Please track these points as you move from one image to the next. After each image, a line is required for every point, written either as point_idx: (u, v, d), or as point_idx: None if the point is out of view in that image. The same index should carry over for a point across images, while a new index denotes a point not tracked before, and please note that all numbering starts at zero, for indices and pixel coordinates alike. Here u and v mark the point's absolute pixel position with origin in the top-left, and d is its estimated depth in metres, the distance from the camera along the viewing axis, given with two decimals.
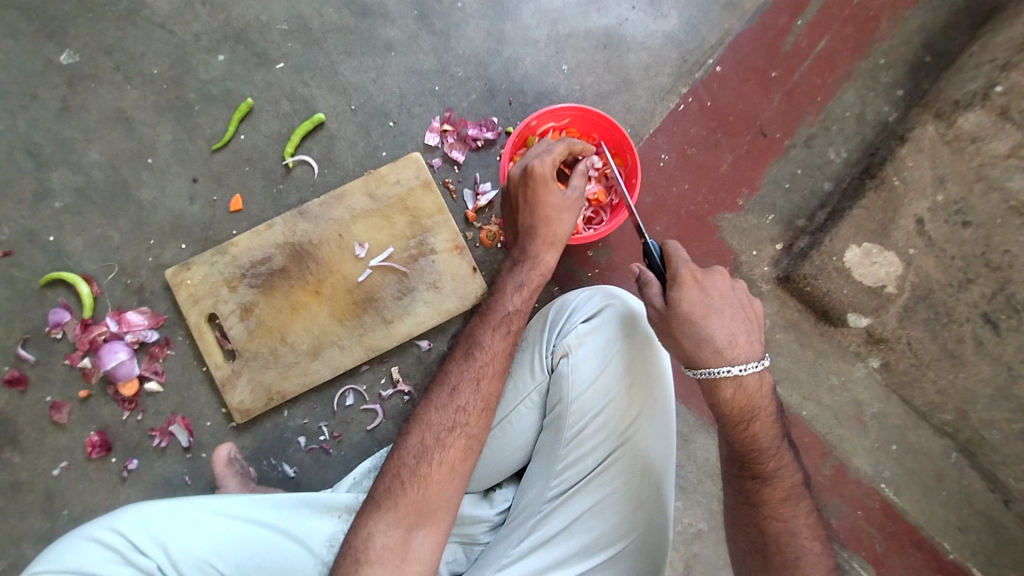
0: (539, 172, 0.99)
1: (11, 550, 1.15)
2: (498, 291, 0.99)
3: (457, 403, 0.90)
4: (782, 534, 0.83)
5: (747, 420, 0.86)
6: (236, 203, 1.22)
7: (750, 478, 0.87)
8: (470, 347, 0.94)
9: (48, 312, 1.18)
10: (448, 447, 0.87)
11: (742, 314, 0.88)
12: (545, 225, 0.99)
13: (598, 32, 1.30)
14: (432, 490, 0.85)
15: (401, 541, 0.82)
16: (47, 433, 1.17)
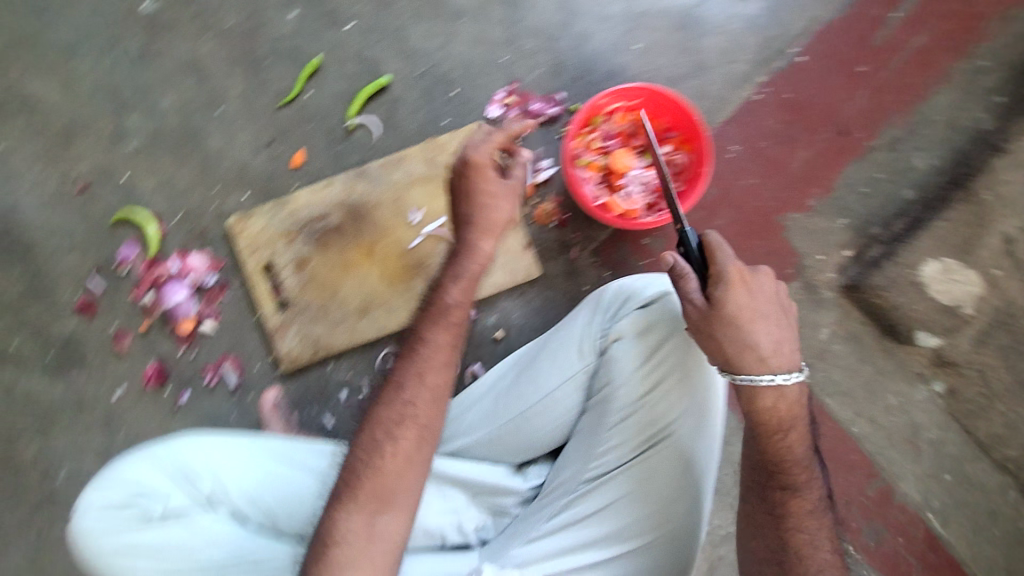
0: (479, 161, 0.94)
1: (72, 462, 1.24)
2: (436, 286, 0.95)
3: (402, 398, 0.88)
4: (803, 548, 0.80)
5: (784, 432, 0.83)
6: (298, 158, 1.23)
7: (777, 489, 0.83)
8: (413, 345, 0.92)
9: (117, 248, 1.23)
10: (397, 440, 0.85)
11: (782, 318, 0.84)
12: (490, 213, 0.94)
13: (680, 10, 1.22)
14: (388, 478, 0.83)
15: (367, 525, 0.81)
16: (111, 359, 1.24)
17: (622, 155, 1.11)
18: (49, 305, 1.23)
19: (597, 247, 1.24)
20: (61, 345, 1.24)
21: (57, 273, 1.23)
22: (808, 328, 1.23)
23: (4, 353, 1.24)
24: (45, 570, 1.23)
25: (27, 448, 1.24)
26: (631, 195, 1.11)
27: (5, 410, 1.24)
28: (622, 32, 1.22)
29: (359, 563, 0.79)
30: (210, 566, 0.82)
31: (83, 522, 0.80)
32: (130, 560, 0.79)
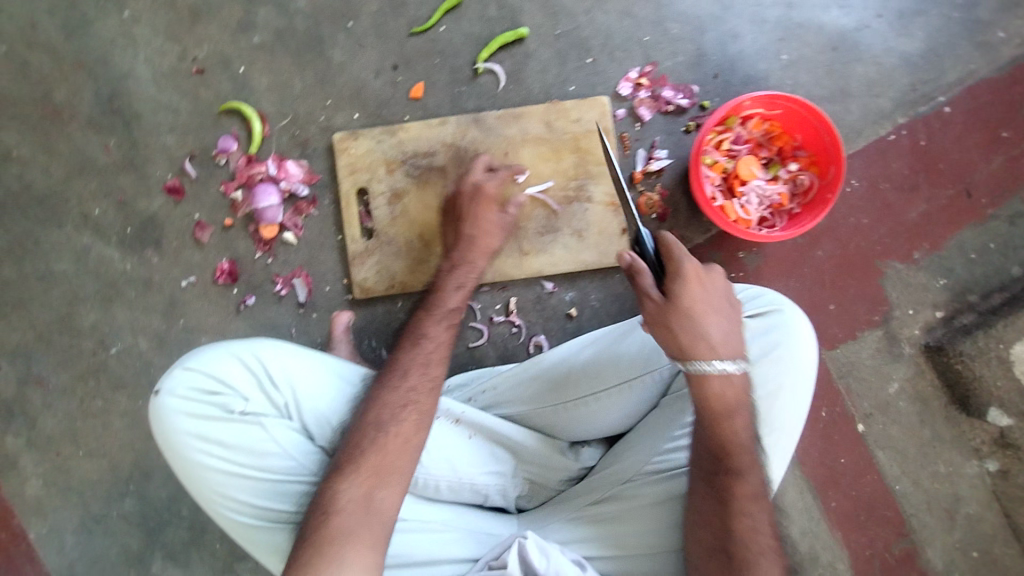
0: (487, 188, 1.11)
1: (128, 338, 1.24)
2: (439, 291, 1.01)
3: (406, 383, 0.88)
4: (748, 532, 0.84)
5: (729, 416, 0.86)
6: (417, 90, 1.21)
7: (722, 475, 0.85)
8: (414, 338, 0.93)
9: (218, 137, 1.22)
10: (400, 421, 0.84)
11: (733, 313, 0.89)
12: (483, 235, 1.08)
13: (833, 31, 1.19)
14: (387, 454, 0.82)
15: (364, 499, 0.79)
16: (187, 247, 1.23)
17: (749, 163, 1.09)
18: (139, 178, 1.23)
19: (690, 249, 1.21)
20: (142, 221, 1.23)
21: (154, 148, 1.22)
22: (878, 379, 1.22)
23: (86, 216, 1.23)
24: (80, 436, 1.24)
25: (85, 315, 1.24)
26: (747, 205, 1.09)
27: (73, 273, 1.23)
28: (771, 40, 1.19)
29: (360, 532, 0.77)
30: (275, 473, 0.84)
31: (170, 398, 0.82)
32: (205, 446, 0.82)
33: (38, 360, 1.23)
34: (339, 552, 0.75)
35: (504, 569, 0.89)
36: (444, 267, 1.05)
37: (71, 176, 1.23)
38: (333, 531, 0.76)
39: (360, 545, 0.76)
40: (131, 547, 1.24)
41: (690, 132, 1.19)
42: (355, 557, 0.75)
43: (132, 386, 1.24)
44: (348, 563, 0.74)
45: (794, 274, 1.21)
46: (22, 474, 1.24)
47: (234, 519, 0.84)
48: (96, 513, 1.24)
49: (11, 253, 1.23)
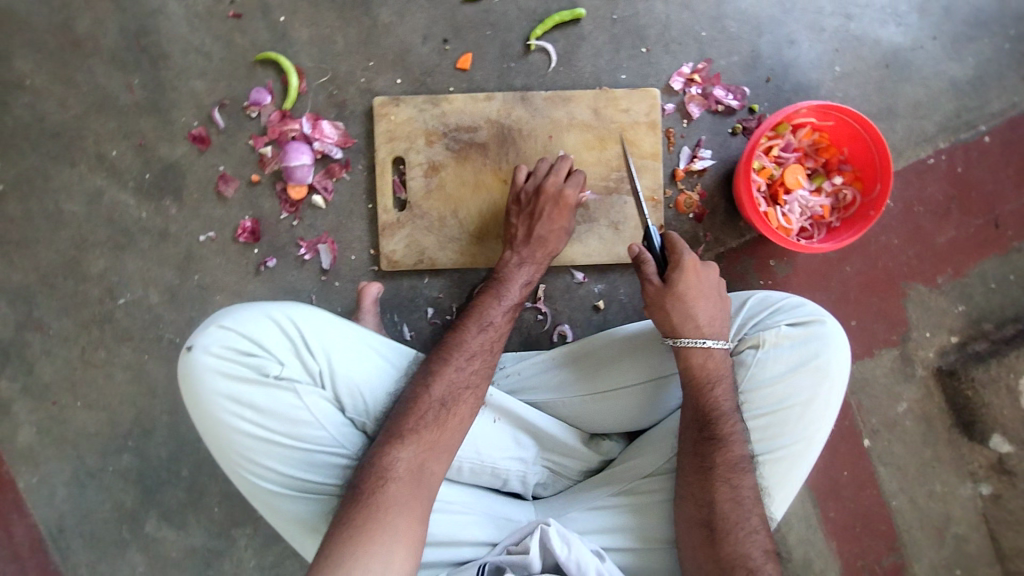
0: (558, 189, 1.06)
1: (137, 288, 1.19)
2: (506, 276, 1.03)
3: (469, 364, 0.90)
4: (730, 501, 0.85)
5: (712, 384, 0.91)
6: (465, 61, 1.17)
7: (706, 443, 0.88)
8: (483, 317, 0.96)
9: (253, 88, 1.17)
10: (461, 400, 0.86)
11: (723, 308, 0.96)
12: (552, 236, 1.06)
13: (886, 48, 1.19)
14: (449, 426, 0.84)
15: (418, 468, 0.80)
16: (208, 200, 1.18)
17: (796, 172, 1.08)
18: (163, 122, 1.17)
19: (723, 252, 1.20)
20: (162, 168, 1.18)
21: (182, 93, 1.17)
22: (889, 397, 1.24)
23: (102, 156, 1.18)
24: (79, 386, 1.19)
25: (94, 260, 1.18)
26: (789, 214, 1.09)
27: (83, 215, 1.18)
28: (826, 51, 1.19)
29: (410, 502, 0.77)
30: (304, 441, 0.83)
31: (206, 356, 0.82)
32: (237, 408, 0.82)
33: (41, 303, 1.18)
34: (390, 520, 0.75)
35: (526, 554, 0.86)
36: (511, 258, 1.05)
37: (88, 111, 1.18)
38: (386, 498, 0.77)
39: (410, 516, 0.76)
40: (124, 505, 1.20)
41: (736, 135, 1.18)
42: (405, 527, 0.75)
43: (137, 339, 1.19)
44: (398, 532, 0.74)
45: (822, 287, 1.22)
46: (15, 420, 1.19)
47: (258, 484, 0.84)
48: (90, 467, 1.19)
49: (19, 187, 1.18)
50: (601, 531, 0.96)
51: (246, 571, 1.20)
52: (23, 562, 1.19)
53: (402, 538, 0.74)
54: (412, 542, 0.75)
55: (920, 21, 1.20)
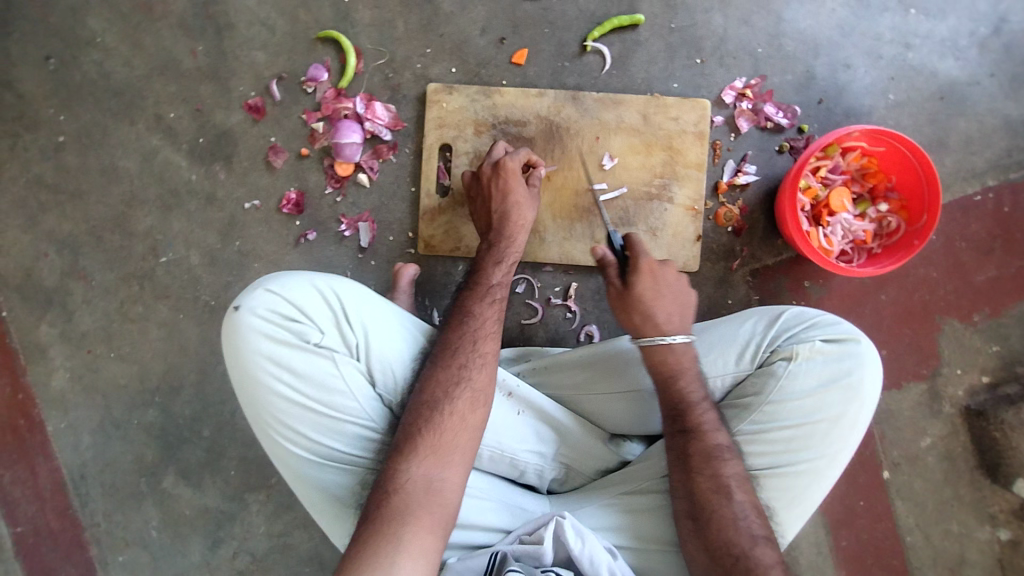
0: (509, 164, 1.06)
1: (179, 248, 1.21)
2: (481, 268, 1.00)
3: (459, 361, 0.87)
4: (708, 490, 0.86)
5: (675, 379, 0.93)
6: (520, 56, 1.19)
7: (678, 434, 0.90)
8: (462, 316, 0.92)
9: (312, 64, 1.20)
10: (455, 400, 0.83)
11: (686, 301, 0.98)
12: (514, 210, 1.03)
13: (942, 80, 1.19)
14: (446, 436, 0.81)
15: (425, 480, 0.78)
16: (257, 169, 1.21)
17: (842, 195, 1.08)
18: (222, 90, 1.21)
19: (759, 268, 1.20)
20: (216, 134, 1.21)
21: (243, 63, 1.21)
22: (913, 431, 1.23)
23: (160, 117, 1.21)
24: (114, 338, 1.22)
25: (142, 217, 1.21)
26: (831, 236, 1.10)
27: (135, 173, 1.21)
28: (881, 78, 1.19)
29: (418, 514, 0.75)
30: (335, 410, 0.85)
31: (252, 317, 0.84)
32: (276, 370, 0.84)
33: (87, 254, 1.22)
34: (399, 534, 0.73)
35: (540, 545, 0.86)
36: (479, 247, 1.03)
37: (151, 73, 1.21)
38: (397, 509, 0.75)
39: (421, 528, 0.74)
40: (145, 458, 1.22)
41: (782, 153, 1.18)
42: (413, 538, 0.73)
43: (175, 298, 1.21)
44: (405, 547, 0.72)
45: (855, 312, 1.21)
46: (50, 364, 1.22)
47: (285, 448, 0.85)
48: (116, 418, 1.22)
49: (79, 139, 1.22)
50: (615, 529, 0.95)
51: (255, 536, 1.21)
52: (44, 504, 1.22)
53: (408, 553, 0.72)
54: (420, 556, 0.72)
55: (980, 56, 1.19)
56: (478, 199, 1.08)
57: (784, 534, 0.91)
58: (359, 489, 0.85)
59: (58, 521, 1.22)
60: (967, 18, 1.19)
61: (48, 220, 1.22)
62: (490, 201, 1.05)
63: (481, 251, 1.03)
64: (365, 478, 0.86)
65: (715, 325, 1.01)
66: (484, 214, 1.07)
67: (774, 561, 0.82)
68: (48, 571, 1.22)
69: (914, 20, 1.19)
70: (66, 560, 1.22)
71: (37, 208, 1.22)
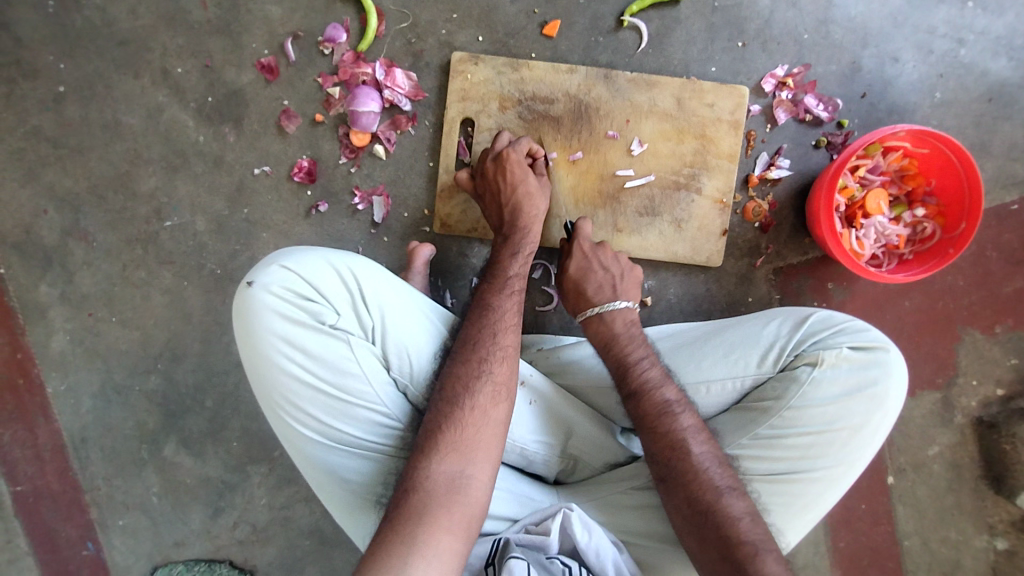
0: (513, 155, 1.02)
1: (186, 212, 1.16)
2: (497, 262, 0.98)
3: (478, 355, 0.85)
4: (668, 447, 0.88)
5: (610, 344, 0.98)
6: (553, 28, 1.12)
7: (628, 397, 0.93)
8: (480, 310, 0.91)
9: (330, 24, 1.13)
10: (475, 396, 0.82)
11: (624, 277, 1.04)
12: (526, 201, 1.00)
13: (993, 81, 1.13)
14: (467, 431, 0.80)
15: (450, 478, 0.76)
16: (268, 133, 1.15)
17: (879, 197, 1.03)
18: (233, 45, 1.14)
19: (783, 267, 1.17)
20: (226, 94, 1.15)
21: (256, 17, 1.14)
22: (922, 438, 1.22)
23: (167, 71, 1.14)
24: (116, 302, 1.18)
25: (146, 177, 1.16)
26: (863, 239, 1.06)
27: (140, 130, 1.15)
28: (930, 74, 1.13)
29: (436, 513, 0.73)
30: (349, 395, 0.82)
31: (266, 295, 0.81)
32: (289, 350, 0.81)
33: (88, 213, 1.17)
34: (415, 534, 0.71)
35: (546, 536, 0.85)
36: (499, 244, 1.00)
37: (158, 23, 1.14)
38: (416, 507, 0.74)
39: (437, 529, 0.72)
40: (146, 426, 1.20)
41: (819, 148, 1.13)
42: (429, 537, 0.71)
43: (179, 264, 1.17)
44: (419, 548, 0.70)
45: (876, 317, 1.18)
46: (50, 325, 1.19)
47: (296, 431, 0.83)
48: (118, 384, 1.19)
49: (80, 91, 1.15)
50: (620, 522, 0.94)
51: (256, 507, 1.21)
52: (44, 465, 1.21)
53: (421, 555, 0.70)
54: (436, 557, 0.70)
55: None
56: (487, 193, 1.04)
57: (789, 540, 0.90)
58: (373, 476, 0.84)
59: (58, 483, 1.21)
60: None
61: (48, 175, 1.16)
62: (498, 195, 1.02)
63: (497, 244, 1.01)
64: (379, 466, 0.84)
65: (735, 324, 0.99)
66: (495, 209, 1.03)
67: (745, 509, 0.84)
68: (48, 532, 1.21)
69: (971, 14, 1.12)
70: (66, 521, 1.21)
71: (36, 160, 1.16)
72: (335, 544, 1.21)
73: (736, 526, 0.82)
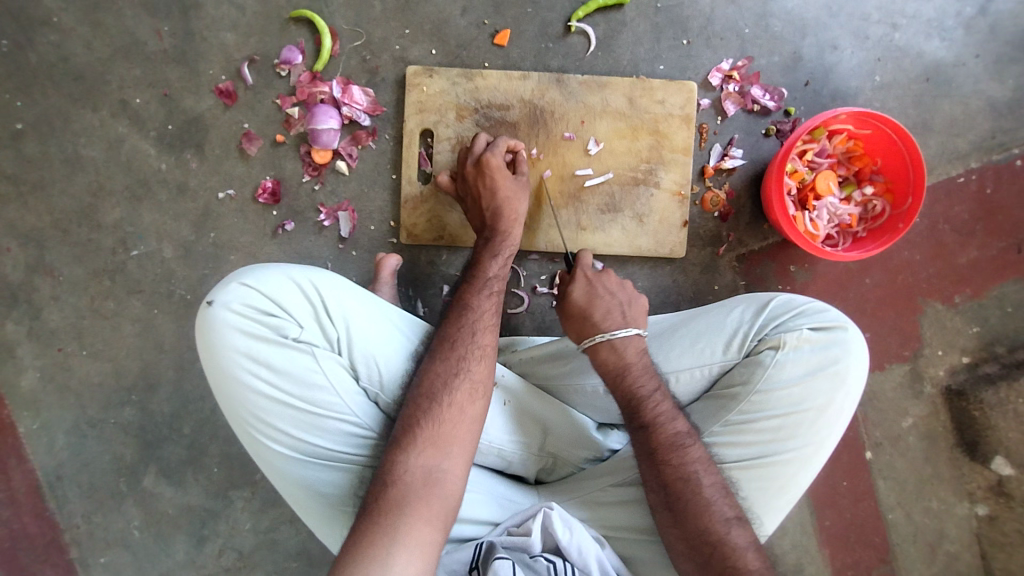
0: (492, 160, 1.04)
1: (152, 240, 1.17)
2: (478, 263, 0.99)
3: (457, 352, 0.86)
4: (678, 480, 0.87)
5: (620, 374, 0.94)
6: (503, 37, 1.16)
7: (638, 428, 0.91)
8: (461, 309, 0.92)
9: (285, 46, 1.15)
10: (454, 391, 0.83)
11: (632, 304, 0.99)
12: (505, 204, 1.02)
13: (928, 62, 1.18)
14: (444, 427, 0.80)
15: (426, 473, 0.77)
16: (230, 156, 1.16)
17: (828, 178, 1.07)
18: (191, 73, 1.16)
19: (745, 254, 1.20)
20: (186, 121, 1.16)
21: (211, 44, 1.16)
22: (895, 412, 1.24)
23: (125, 103, 1.16)
24: (86, 335, 1.17)
25: (110, 209, 1.16)
26: (817, 220, 1.09)
27: (101, 162, 1.16)
28: (869, 59, 1.18)
29: (415, 506, 0.74)
30: (317, 407, 0.82)
31: (227, 313, 0.81)
32: (253, 367, 0.81)
33: (52, 248, 1.16)
34: (395, 527, 0.72)
35: (528, 536, 0.86)
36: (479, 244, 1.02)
37: (114, 56, 1.15)
38: (395, 501, 0.74)
39: (416, 520, 0.73)
40: (123, 458, 1.19)
41: (769, 136, 1.17)
42: (409, 531, 0.72)
43: (148, 292, 1.17)
44: (399, 537, 0.71)
45: (839, 296, 1.21)
46: (19, 363, 1.17)
47: (267, 447, 0.83)
48: (92, 418, 1.18)
49: (39, 127, 1.16)
50: (603, 517, 0.95)
51: (241, 533, 1.19)
52: (20, 507, 1.19)
53: (403, 546, 0.70)
54: (415, 547, 0.71)
55: (965, 36, 1.18)
56: (468, 198, 1.07)
57: (766, 525, 0.92)
58: (348, 485, 0.84)
59: (36, 524, 1.19)
60: None
61: (9, 213, 1.16)
62: (479, 198, 1.04)
63: (478, 247, 1.02)
64: (355, 475, 0.84)
65: (703, 314, 1.01)
66: (477, 211, 1.05)
67: (749, 539, 0.86)
68: (28, 574, 1.19)
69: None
70: (45, 563, 1.19)
71: None
72: (323, 564, 1.20)
73: (743, 558, 0.83)
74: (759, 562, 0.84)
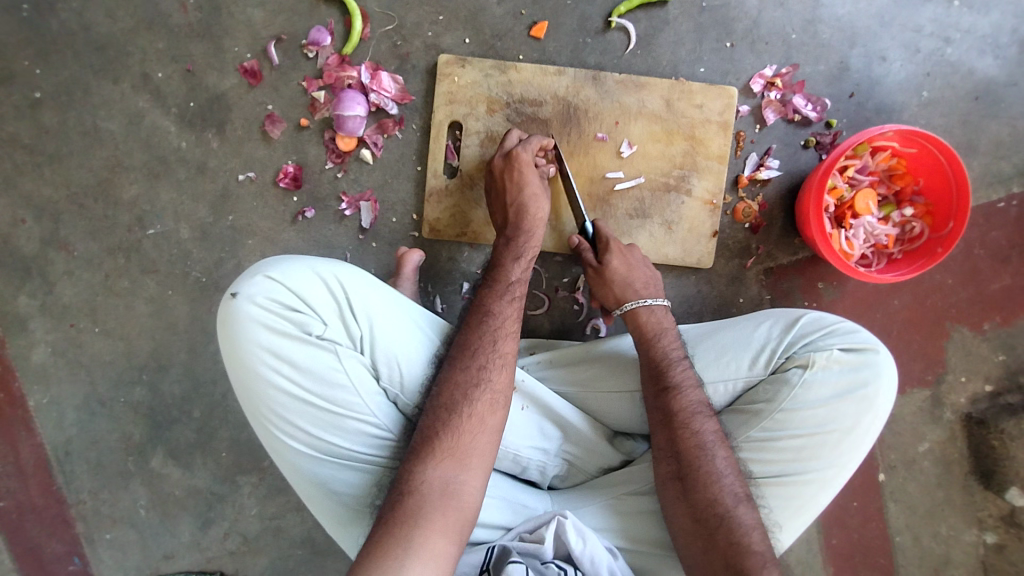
0: (522, 156, 1.00)
1: (169, 220, 1.14)
2: (499, 264, 0.96)
3: (478, 361, 0.84)
4: (692, 447, 0.87)
5: (654, 339, 0.96)
6: (540, 29, 1.11)
7: (660, 391, 0.91)
8: (481, 315, 0.89)
9: (314, 27, 1.11)
10: (473, 402, 0.81)
11: (655, 279, 1.03)
12: (531, 202, 0.99)
13: (979, 80, 1.13)
14: (463, 438, 0.79)
15: (444, 483, 0.76)
16: (252, 138, 1.13)
17: (868, 197, 1.04)
18: (214, 49, 1.12)
19: (773, 267, 1.17)
20: (208, 99, 1.12)
21: (237, 20, 1.12)
22: (912, 435, 1.23)
23: (146, 76, 1.12)
24: (99, 313, 1.16)
25: (127, 185, 1.14)
26: (852, 239, 1.06)
27: (120, 136, 1.13)
28: (917, 73, 1.13)
29: (432, 517, 0.73)
30: (336, 405, 0.81)
31: (250, 306, 0.79)
32: (275, 362, 0.79)
33: (68, 222, 1.14)
34: (410, 537, 0.71)
35: (540, 544, 0.85)
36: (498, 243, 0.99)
37: (137, 27, 1.11)
38: (411, 511, 0.73)
39: (432, 532, 0.72)
40: (133, 437, 1.18)
41: (808, 148, 1.13)
42: (424, 543, 0.71)
43: (163, 273, 1.15)
44: (416, 550, 0.70)
45: (866, 316, 1.19)
46: (31, 337, 1.16)
47: (285, 443, 0.82)
48: (102, 396, 1.17)
49: (57, 96, 1.12)
50: (616, 528, 0.94)
51: (247, 518, 1.19)
52: (28, 480, 1.18)
53: (418, 557, 0.70)
54: (430, 560, 0.70)
55: (1020, 55, 1.13)
56: (493, 195, 1.04)
57: (782, 543, 0.90)
58: (363, 485, 0.83)
59: (43, 497, 1.19)
60: (1011, 14, 1.13)
61: (25, 184, 1.13)
62: (504, 195, 1.01)
63: (499, 246, 0.99)
64: (370, 476, 0.83)
65: (730, 326, 0.99)
66: (500, 208, 1.02)
67: (755, 520, 0.84)
68: (34, 547, 1.19)
69: (956, 13, 1.13)
70: (52, 536, 1.19)
71: (13, 168, 1.13)
72: (327, 554, 1.20)
73: (748, 535, 0.82)
74: (764, 544, 0.82)
